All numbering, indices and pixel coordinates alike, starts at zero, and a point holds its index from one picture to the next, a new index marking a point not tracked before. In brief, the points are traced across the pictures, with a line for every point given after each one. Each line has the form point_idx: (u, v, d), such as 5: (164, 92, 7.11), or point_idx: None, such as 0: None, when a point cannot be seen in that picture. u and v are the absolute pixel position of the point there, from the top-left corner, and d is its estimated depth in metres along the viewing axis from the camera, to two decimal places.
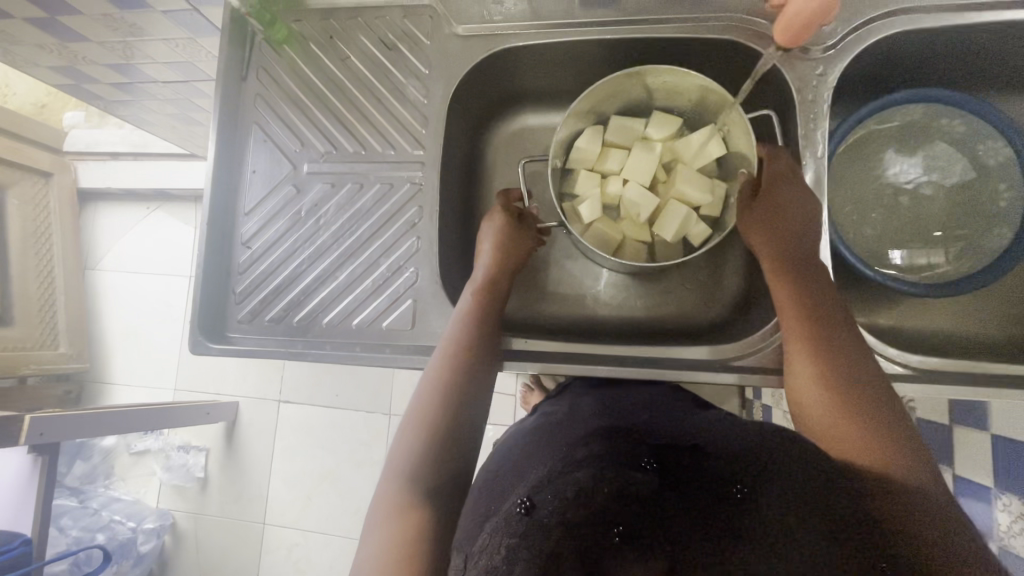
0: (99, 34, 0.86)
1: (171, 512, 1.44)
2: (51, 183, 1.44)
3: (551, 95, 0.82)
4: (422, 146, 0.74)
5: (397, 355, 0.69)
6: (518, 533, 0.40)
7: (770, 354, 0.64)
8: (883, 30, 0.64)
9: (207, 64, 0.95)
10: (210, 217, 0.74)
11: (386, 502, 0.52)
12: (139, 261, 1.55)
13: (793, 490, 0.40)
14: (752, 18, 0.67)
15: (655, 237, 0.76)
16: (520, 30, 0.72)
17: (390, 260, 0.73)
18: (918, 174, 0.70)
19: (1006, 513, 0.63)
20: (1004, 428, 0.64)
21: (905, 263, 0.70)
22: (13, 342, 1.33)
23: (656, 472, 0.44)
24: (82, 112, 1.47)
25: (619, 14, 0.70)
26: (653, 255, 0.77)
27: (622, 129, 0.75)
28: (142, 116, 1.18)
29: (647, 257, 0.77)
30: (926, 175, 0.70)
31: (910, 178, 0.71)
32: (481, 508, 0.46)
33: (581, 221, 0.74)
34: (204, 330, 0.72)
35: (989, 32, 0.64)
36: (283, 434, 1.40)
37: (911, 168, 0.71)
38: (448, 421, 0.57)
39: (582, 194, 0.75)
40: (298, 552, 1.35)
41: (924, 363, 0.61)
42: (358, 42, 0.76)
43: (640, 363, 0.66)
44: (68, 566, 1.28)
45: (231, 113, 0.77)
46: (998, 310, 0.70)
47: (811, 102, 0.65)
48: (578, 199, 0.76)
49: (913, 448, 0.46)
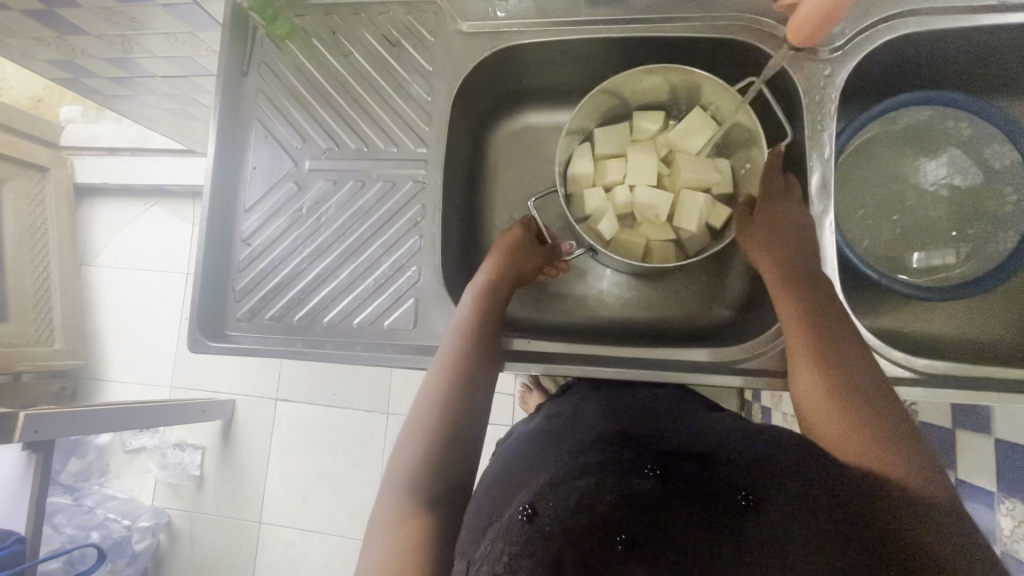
0: (98, 27, 0.85)
1: (166, 511, 1.43)
2: (47, 178, 1.42)
3: (556, 94, 0.82)
4: (425, 144, 0.74)
5: (398, 355, 0.69)
6: (518, 541, 0.39)
7: (775, 357, 0.63)
8: (890, 32, 0.64)
9: (208, 59, 0.94)
10: (210, 213, 0.73)
11: (388, 508, 0.52)
12: (136, 257, 1.54)
13: (800, 501, 0.39)
14: (760, 18, 0.67)
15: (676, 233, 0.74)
16: (526, 28, 0.72)
17: (391, 259, 0.72)
18: (943, 173, 0.69)
19: (1009, 518, 0.64)
20: (1009, 432, 0.64)
21: (921, 265, 0.70)
22: (8, 338, 1.32)
23: (659, 480, 0.43)
24: (79, 106, 1.45)
25: (625, 13, 0.69)
26: (683, 249, 0.75)
27: (609, 137, 0.75)
28: (141, 111, 1.17)
29: (675, 254, 0.75)
30: (949, 176, 0.69)
31: (936, 178, 0.70)
32: (482, 515, 0.45)
33: (597, 236, 0.74)
34: (203, 329, 0.72)
35: (995, 35, 0.64)
36: (280, 433, 1.39)
37: (937, 168, 0.69)
38: (451, 424, 0.57)
39: (594, 211, 0.75)
40: (294, 552, 1.34)
41: (929, 368, 0.60)
42: (360, 39, 0.75)
43: (644, 363, 0.65)
44: (62, 565, 1.27)
45: (232, 109, 0.76)
46: (1001, 314, 0.70)
47: (818, 104, 0.65)
48: (591, 216, 0.75)
49: (914, 452, 0.46)
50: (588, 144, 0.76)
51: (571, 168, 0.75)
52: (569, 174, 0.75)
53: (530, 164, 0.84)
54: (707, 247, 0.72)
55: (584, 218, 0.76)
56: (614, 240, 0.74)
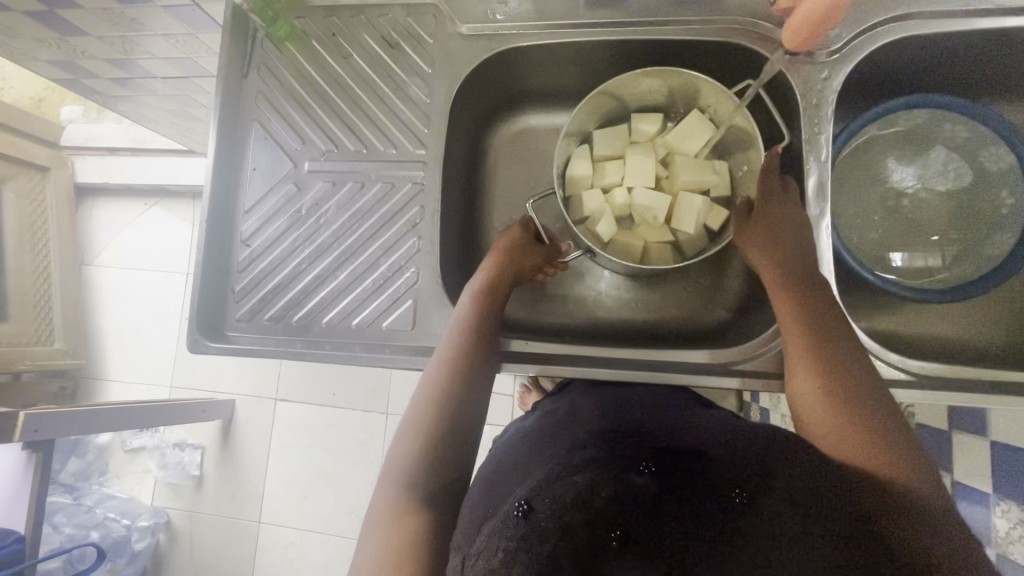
0: (99, 28, 0.85)
1: (165, 510, 1.43)
2: (48, 178, 1.42)
3: (555, 96, 0.82)
4: (424, 146, 0.74)
5: (397, 355, 0.69)
6: (516, 537, 0.40)
7: (770, 359, 0.64)
8: (887, 36, 0.64)
9: (208, 60, 0.94)
10: (209, 214, 0.73)
11: (385, 504, 0.52)
12: (136, 257, 1.54)
13: (794, 497, 0.39)
14: (758, 21, 0.67)
15: (674, 235, 0.75)
16: (525, 30, 0.72)
17: (390, 260, 0.72)
18: (912, 179, 0.71)
19: (1005, 520, 0.64)
20: (1005, 434, 0.64)
21: (905, 266, 0.70)
22: (10, 337, 1.32)
23: (654, 476, 0.43)
24: (80, 107, 1.45)
25: (624, 15, 0.70)
26: (681, 251, 0.76)
27: (608, 139, 0.75)
28: (141, 112, 1.17)
29: (674, 256, 0.76)
30: (920, 182, 0.71)
31: (907, 183, 0.71)
32: (478, 509, 0.46)
33: (596, 238, 0.74)
34: (202, 329, 0.72)
35: (991, 39, 0.64)
36: (279, 433, 1.39)
37: (912, 173, 0.71)
38: (449, 424, 0.57)
39: (592, 212, 0.75)
40: (293, 551, 1.35)
41: (923, 370, 0.60)
42: (360, 40, 0.76)
43: (641, 365, 0.66)
44: (61, 564, 1.26)
45: (232, 111, 0.76)
46: (998, 317, 0.70)
47: (816, 107, 0.65)
48: (589, 218, 0.75)
49: (909, 454, 0.46)
50: (587, 145, 0.77)
51: (570, 170, 0.75)
52: (568, 175, 0.75)
53: (529, 166, 0.85)
54: (704, 249, 0.73)
55: (582, 220, 0.76)
56: (613, 241, 0.75)
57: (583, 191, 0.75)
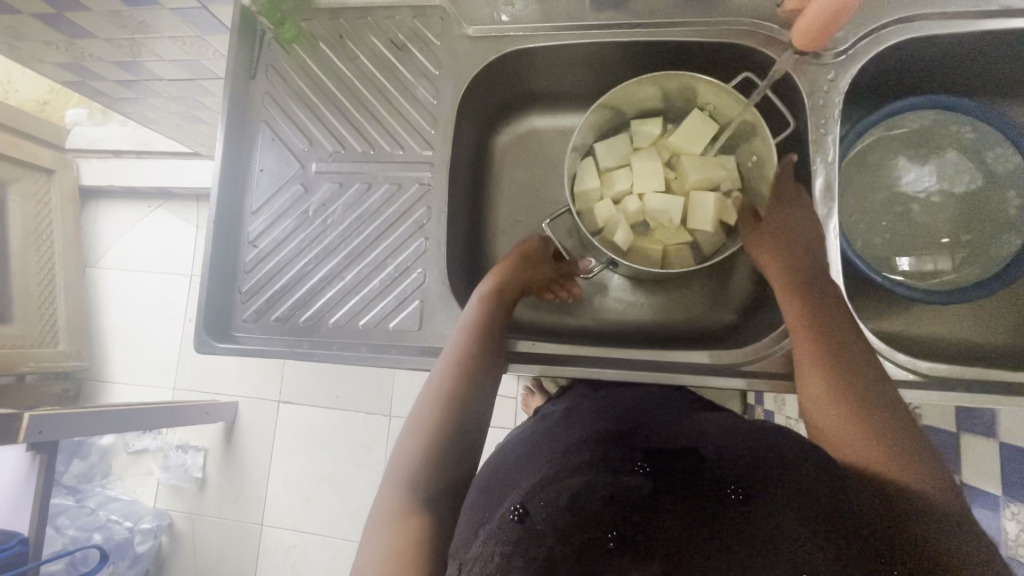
0: (107, 32, 0.86)
1: (167, 512, 1.43)
2: (53, 180, 1.43)
3: (562, 98, 0.82)
4: (431, 146, 0.74)
5: (404, 356, 0.69)
6: (510, 541, 0.39)
7: (771, 361, 0.64)
8: (896, 37, 0.64)
9: (214, 63, 0.95)
10: (216, 215, 0.73)
11: (386, 507, 0.51)
12: (140, 258, 1.55)
13: (798, 501, 0.39)
14: (763, 22, 0.67)
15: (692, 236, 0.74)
16: (530, 31, 0.72)
17: (397, 261, 0.72)
18: (925, 180, 0.70)
19: (1014, 522, 0.64)
20: (1012, 435, 0.65)
21: (914, 269, 0.70)
22: (13, 339, 1.33)
23: (649, 476, 0.44)
24: (85, 109, 1.47)
25: (630, 17, 0.70)
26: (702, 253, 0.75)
27: (612, 149, 0.76)
28: (146, 113, 1.17)
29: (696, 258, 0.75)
30: (937, 183, 0.70)
31: (922, 185, 0.70)
32: (475, 514, 0.45)
33: (620, 249, 0.75)
34: (208, 330, 0.72)
35: (997, 41, 0.64)
36: (283, 434, 1.39)
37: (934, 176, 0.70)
38: (452, 424, 0.57)
39: (606, 224, 0.75)
40: (296, 553, 1.34)
41: (933, 370, 0.60)
42: (367, 42, 0.76)
43: (646, 365, 0.65)
44: (64, 566, 1.26)
45: (239, 112, 0.76)
46: (1006, 317, 0.70)
47: (822, 108, 0.65)
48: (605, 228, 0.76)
49: (919, 454, 0.46)
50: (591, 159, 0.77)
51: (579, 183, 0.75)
52: (578, 190, 0.75)
53: (535, 168, 0.85)
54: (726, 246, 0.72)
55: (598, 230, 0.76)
56: (630, 249, 0.75)
57: (597, 205, 0.75)
